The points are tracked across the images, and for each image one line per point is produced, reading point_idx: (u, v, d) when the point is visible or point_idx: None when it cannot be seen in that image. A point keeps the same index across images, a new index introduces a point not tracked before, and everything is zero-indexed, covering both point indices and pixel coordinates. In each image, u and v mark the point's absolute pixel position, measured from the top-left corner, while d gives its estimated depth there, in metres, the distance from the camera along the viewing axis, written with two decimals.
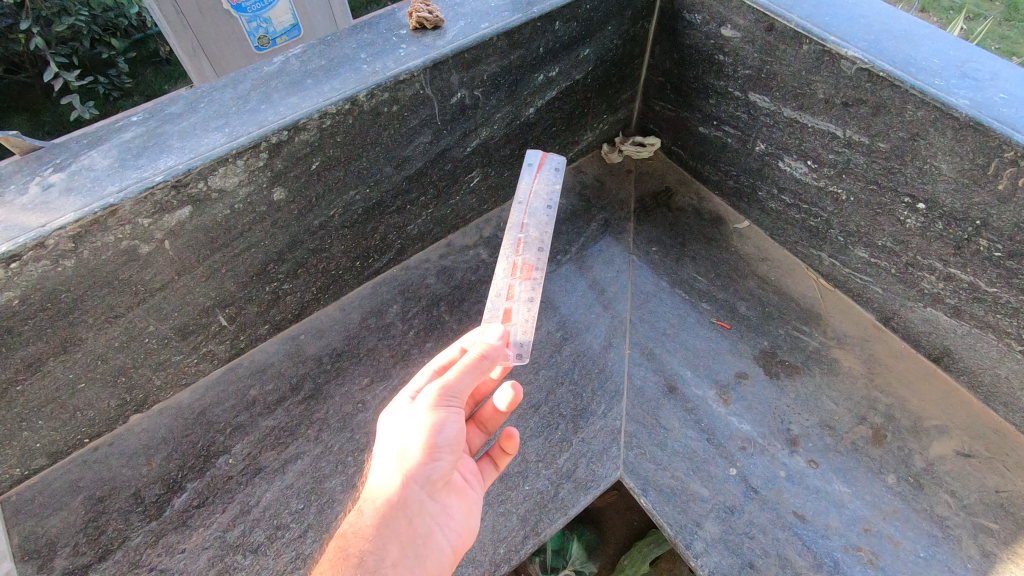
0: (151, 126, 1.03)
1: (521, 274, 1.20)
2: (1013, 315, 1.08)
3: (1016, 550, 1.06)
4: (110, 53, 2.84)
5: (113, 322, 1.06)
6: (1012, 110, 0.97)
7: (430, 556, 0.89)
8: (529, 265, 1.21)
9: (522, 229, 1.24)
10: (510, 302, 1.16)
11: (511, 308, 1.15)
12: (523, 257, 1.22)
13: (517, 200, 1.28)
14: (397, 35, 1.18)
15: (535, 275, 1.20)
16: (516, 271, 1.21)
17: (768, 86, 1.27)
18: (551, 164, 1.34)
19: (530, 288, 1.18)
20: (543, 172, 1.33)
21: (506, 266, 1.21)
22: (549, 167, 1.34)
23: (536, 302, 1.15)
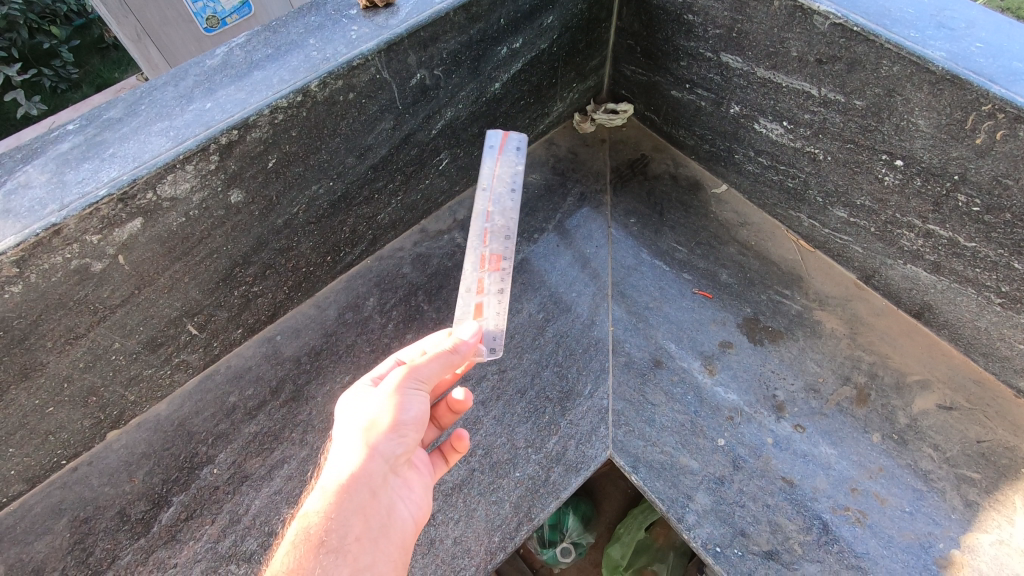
0: (89, 134, 0.96)
1: (490, 266, 1.14)
2: (993, 269, 1.08)
3: (998, 498, 1.09)
4: (51, 44, 2.67)
5: (75, 344, 1.01)
6: (989, 61, 0.94)
7: (393, 527, 0.83)
8: (497, 256, 1.15)
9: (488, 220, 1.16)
10: (481, 296, 1.11)
11: (483, 302, 1.10)
12: (490, 248, 1.15)
13: (478, 187, 1.19)
14: (347, 15, 1.10)
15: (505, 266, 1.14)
16: (484, 263, 1.14)
17: (740, 45, 1.22)
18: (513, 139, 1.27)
19: (501, 279, 1.13)
20: (505, 152, 1.24)
21: (474, 259, 1.14)
22: (511, 145, 1.26)
23: (507, 293, 1.11)
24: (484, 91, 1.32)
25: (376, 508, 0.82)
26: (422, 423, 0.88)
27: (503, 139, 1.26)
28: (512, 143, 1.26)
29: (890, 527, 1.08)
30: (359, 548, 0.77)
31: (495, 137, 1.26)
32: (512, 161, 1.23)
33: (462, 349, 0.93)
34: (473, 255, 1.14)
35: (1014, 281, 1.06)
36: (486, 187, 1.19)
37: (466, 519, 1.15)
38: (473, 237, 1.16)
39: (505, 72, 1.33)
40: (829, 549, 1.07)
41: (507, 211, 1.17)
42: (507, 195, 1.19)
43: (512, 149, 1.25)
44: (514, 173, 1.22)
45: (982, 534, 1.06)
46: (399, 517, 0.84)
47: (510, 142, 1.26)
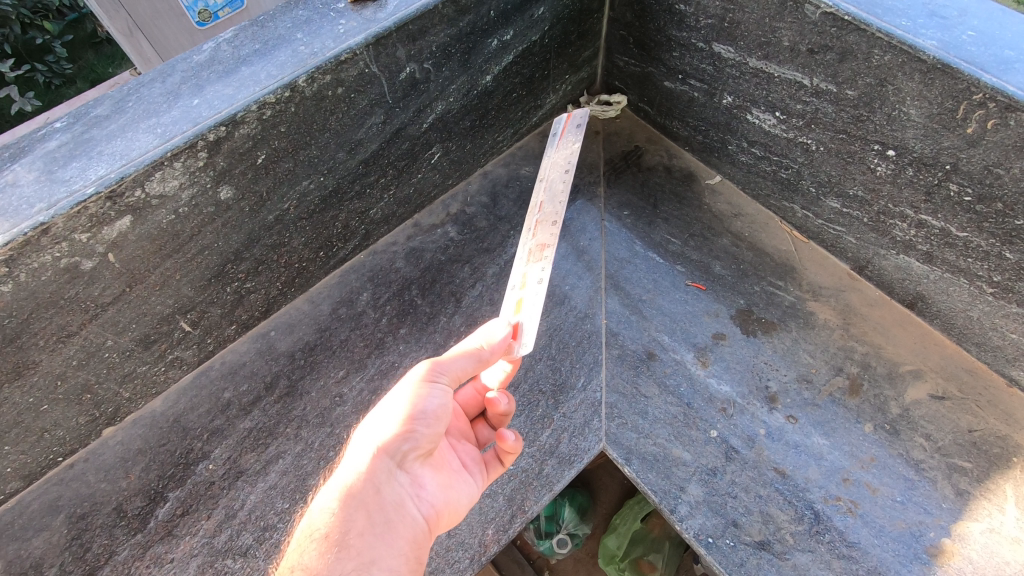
0: (77, 132, 0.96)
1: (535, 255, 1.18)
2: (985, 259, 1.07)
3: (988, 487, 1.09)
4: (44, 39, 2.64)
5: (67, 342, 1.02)
6: (981, 49, 0.94)
7: (401, 522, 0.85)
8: (541, 245, 1.20)
9: (540, 210, 1.27)
10: (522, 291, 1.12)
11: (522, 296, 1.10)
12: (538, 238, 1.21)
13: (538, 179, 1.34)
14: (335, 9, 1.09)
15: (547, 254, 1.18)
16: (531, 253, 1.19)
17: (732, 35, 1.21)
18: (577, 117, 1.41)
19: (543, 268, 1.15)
20: (567, 134, 1.40)
21: (524, 251, 1.20)
22: (571, 126, 1.40)
23: (545, 281, 1.11)
24: (475, 84, 1.32)
25: (382, 504, 0.85)
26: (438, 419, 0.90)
27: (566, 123, 1.42)
28: (572, 125, 1.40)
29: (881, 517, 1.09)
30: (359, 539, 0.81)
31: (559, 124, 1.44)
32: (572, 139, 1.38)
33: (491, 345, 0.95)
34: (524, 248, 1.21)
35: (1006, 271, 1.05)
36: (544, 178, 1.34)
37: None
38: (527, 229, 1.25)
39: (496, 65, 1.32)
40: (821, 539, 1.07)
41: (556, 196, 1.29)
42: (558, 181, 1.33)
43: (571, 132, 1.39)
44: (568, 158, 1.35)
45: (973, 522, 1.07)
46: (409, 513, 0.87)
47: (572, 124, 1.41)
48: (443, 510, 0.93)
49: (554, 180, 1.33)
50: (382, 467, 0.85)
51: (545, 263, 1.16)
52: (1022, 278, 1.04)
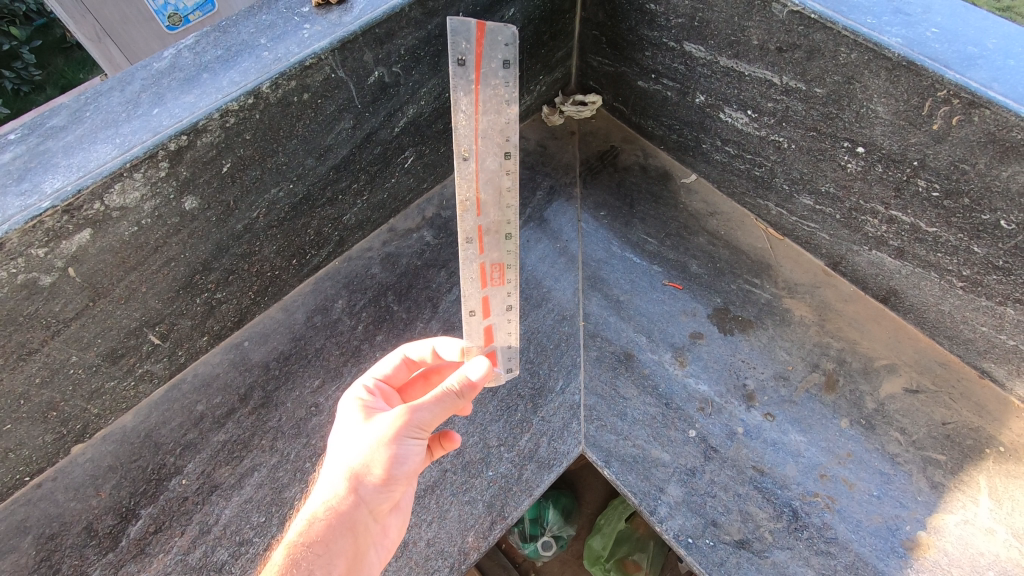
0: (32, 144, 0.93)
1: (493, 279, 1.07)
2: (954, 253, 1.08)
3: (962, 479, 1.11)
4: (11, 45, 2.58)
5: (29, 359, 0.99)
6: (944, 46, 0.94)
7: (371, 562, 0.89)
8: (500, 266, 1.06)
9: (480, 212, 1.01)
10: (488, 319, 1.09)
11: (491, 325, 1.09)
12: (491, 259, 1.05)
13: (460, 153, 0.96)
14: (299, 13, 1.07)
15: (509, 276, 1.07)
16: (487, 278, 1.06)
17: (702, 35, 1.21)
18: (492, 43, 0.95)
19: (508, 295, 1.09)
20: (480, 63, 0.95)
21: (473, 275, 1.05)
22: (493, 61, 0.95)
23: (515, 311, 1.10)
24: (447, 87, 1.30)
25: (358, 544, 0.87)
26: (413, 473, 0.89)
27: (481, 47, 0.95)
28: (492, 60, 0.95)
29: (858, 512, 1.09)
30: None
31: (466, 49, 0.94)
32: (491, 87, 0.95)
33: (463, 391, 0.88)
34: (472, 266, 1.05)
35: (975, 265, 1.06)
36: (472, 154, 0.97)
37: (439, 520, 1.14)
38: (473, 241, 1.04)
39: None
40: (799, 536, 1.08)
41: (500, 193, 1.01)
42: (500, 171, 1.00)
43: (495, 75, 0.95)
44: (506, 128, 0.98)
45: (948, 514, 1.08)
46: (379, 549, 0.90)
47: (489, 55, 0.95)
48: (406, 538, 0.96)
49: (489, 169, 0.99)
50: (358, 517, 0.86)
51: (508, 287, 1.09)
52: (990, 272, 1.05)
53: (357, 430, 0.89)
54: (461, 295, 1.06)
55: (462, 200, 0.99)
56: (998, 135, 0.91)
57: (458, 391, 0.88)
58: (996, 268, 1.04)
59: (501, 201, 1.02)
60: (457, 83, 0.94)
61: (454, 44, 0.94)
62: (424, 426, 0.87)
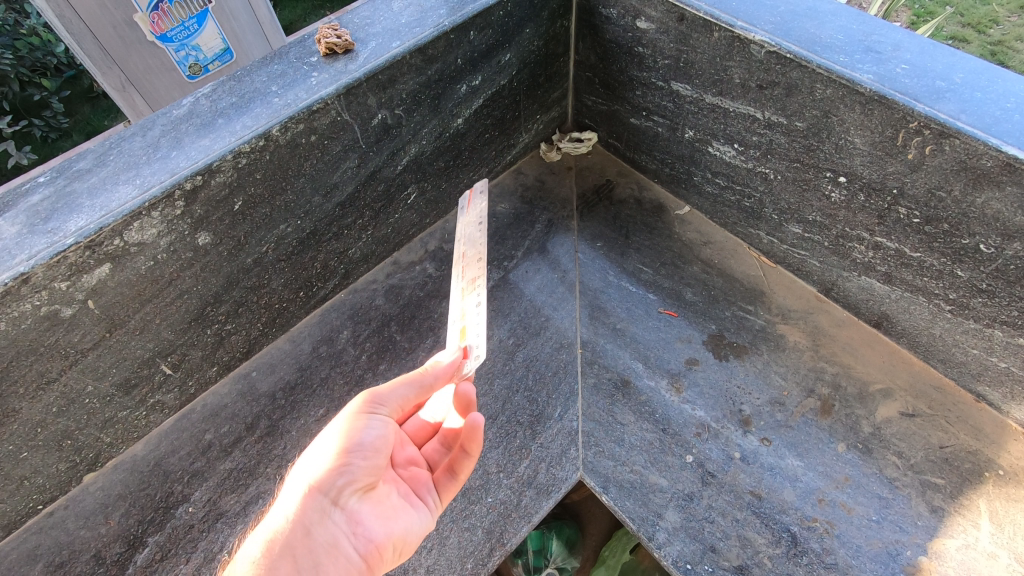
0: (59, 186, 1.00)
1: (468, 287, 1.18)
2: (939, 277, 1.11)
3: (962, 503, 1.11)
4: (42, 95, 2.74)
5: (47, 389, 1.04)
6: (914, 81, 0.99)
7: (332, 566, 0.79)
8: (473, 279, 1.20)
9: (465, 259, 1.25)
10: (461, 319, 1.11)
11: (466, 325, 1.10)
12: (469, 275, 1.21)
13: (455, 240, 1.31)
14: (308, 62, 1.16)
15: (479, 285, 1.18)
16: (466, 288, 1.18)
17: (688, 74, 1.28)
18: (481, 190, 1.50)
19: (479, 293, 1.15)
20: (472, 205, 1.44)
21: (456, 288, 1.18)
22: (476, 196, 1.46)
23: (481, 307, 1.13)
24: (447, 127, 1.37)
25: (310, 546, 0.79)
26: (376, 452, 0.89)
27: (470, 198, 1.47)
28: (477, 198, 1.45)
29: (858, 537, 1.09)
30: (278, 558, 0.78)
31: (462, 203, 1.46)
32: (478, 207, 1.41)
33: (430, 373, 0.97)
34: (456, 286, 1.19)
35: (960, 288, 1.09)
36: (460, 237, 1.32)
37: (439, 547, 1.15)
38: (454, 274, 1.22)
39: (466, 108, 1.38)
40: (799, 561, 1.08)
41: (478, 240, 1.29)
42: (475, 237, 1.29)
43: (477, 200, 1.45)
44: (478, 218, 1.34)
45: (949, 539, 1.07)
46: (343, 555, 0.81)
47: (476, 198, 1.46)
48: (387, 544, 0.87)
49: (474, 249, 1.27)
50: (314, 505, 0.82)
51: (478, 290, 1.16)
52: (975, 295, 1.07)
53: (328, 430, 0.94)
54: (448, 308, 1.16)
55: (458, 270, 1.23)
56: (969, 163, 0.95)
57: (419, 373, 0.96)
58: (981, 291, 1.06)
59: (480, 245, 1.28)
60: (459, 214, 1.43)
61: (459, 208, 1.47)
62: (388, 403, 0.92)
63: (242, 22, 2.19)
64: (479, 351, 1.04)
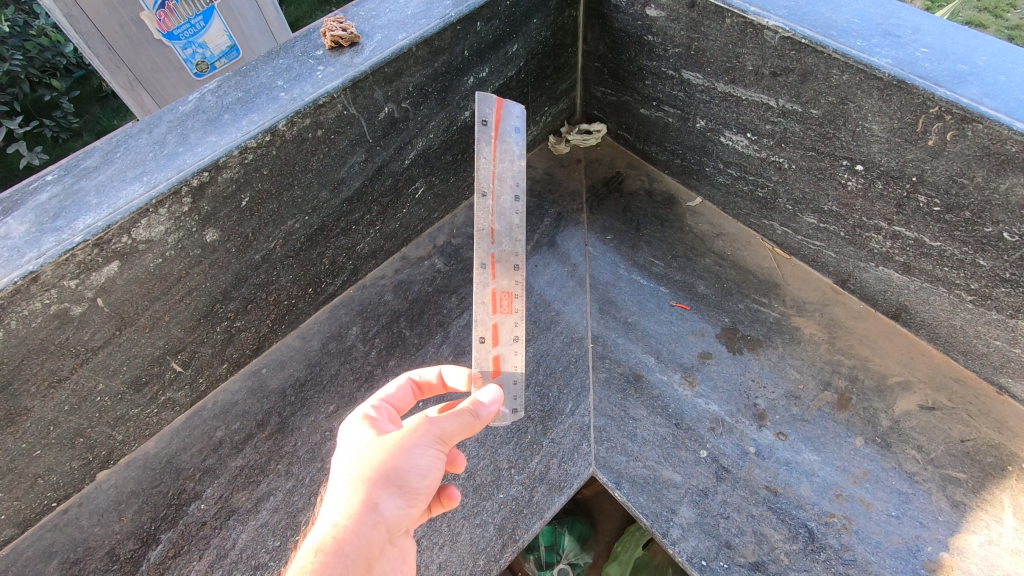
0: (67, 184, 1.00)
1: (503, 307, 1.14)
2: (960, 267, 1.08)
3: (985, 498, 1.08)
4: (52, 95, 2.75)
5: (59, 387, 1.04)
6: (935, 64, 0.96)
7: None
8: (509, 296, 1.15)
9: (494, 241, 1.14)
10: (496, 347, 1.13)
11: (500, 355, 1.13)
12: (501, 286, 1.14)
13: (480, 190, 1.13)
14: (314, 56, 1.14)
15: (517, 305, 1.15)
16: (497, 305, 1.14)
17: (699, 62, 1.25)
18: (510, 113, 1.21)
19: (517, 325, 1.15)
20: (504, 134, 1.19)
21: (485, 299, 1.13)
22: (508, 125, 1.20)
23: (521, 342, 1.15)
24: (454, 120, 1.36)
25: None
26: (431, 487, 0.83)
27: (500, 115, 1.20)
28: (507, 124, 1.20)
29: (877, 533, 1.07)
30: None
31: (489, 113, 1.19)
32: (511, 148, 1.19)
33: (484, 414, 0.87)
34: (484, 292, 1.13)
35: (982, 278, 1.06)
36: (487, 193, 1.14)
37: (451, 544, 1.15)
38: (481, 266, 1.12)
39: (473, 101, 1.36)
40: (816, 558, 1.06)
41: (514, 229, 1.15)
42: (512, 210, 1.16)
43: (510, 136, 1.19)
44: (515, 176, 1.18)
45: (971, 535, 1.05)
46: None
47: (504, 121, 1.21)
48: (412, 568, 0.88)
49: (504, 206, 1.15)
50: (372, 538, 0.77)
51: (515, 317, 1.15)
52: (998, 284, 1.04)
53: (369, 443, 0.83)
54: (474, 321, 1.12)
55: (479, 261, 1.12)
56: (992, 148, 0.92)
57: (473, 411, 0.86)
58: (1004, 281, 1.03)
59: (515, 234, 1.16)
60: (481, 137, 1.16)
61: (480, 109, 1.18)
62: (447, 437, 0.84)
63: (248, 20, 2.18)
64: (517, 406, 1.15)
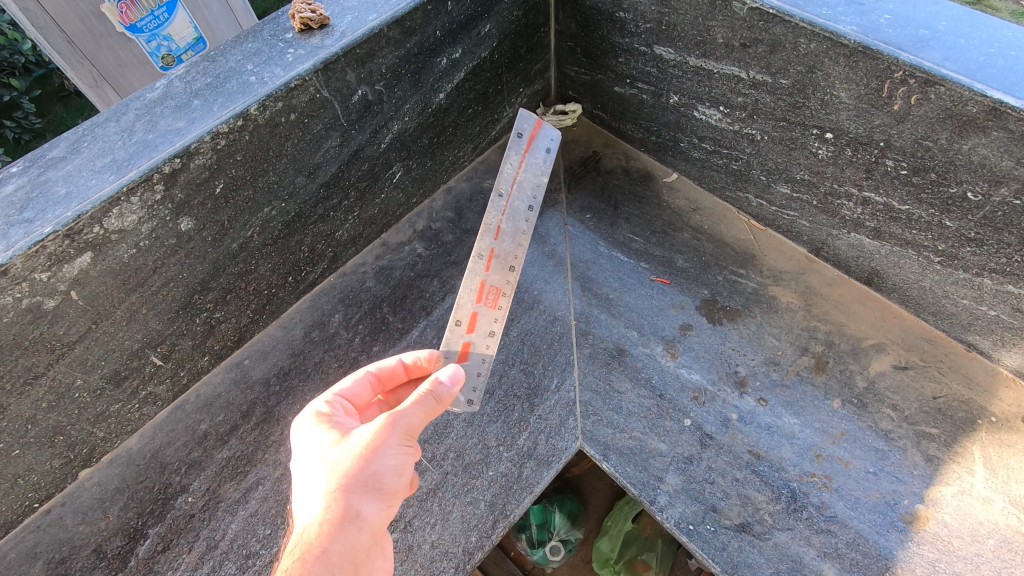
0: (33, 175, 0.98)
1: (487, 300, 1.21)
2: (928, 229, 1.11)
3: (956, 451, 1.12)
4: (10, 95, 2.66)
5: (35, 384, 1.02)
6: (898, 30, 0.98)
7: None
8: (496, 288, 1.21)
9: (497, 237, 1.23)
10: (470, 335, 1.19)
11: (471, 343, 1.19)
12: (491, 279, 1.21)
13: (498, 192, 1.24)
14: (283, 40, 1.13)
15: (500, 302, 1.21)
16: (482, 296, 1.21)
17: (670, 37, 1.26)
18: (545, 135, 1.29)
19: (494, 319, 1.21)
20: (535, 150, 1.28)
21: (473, 289, 1.20)
22: (541, 145, 1.29)
23: (496, 336, 1.21)
24: (429, 102, 1.35)
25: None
26: (399, 479, 0.89)
27: (534, 130, 1.28)
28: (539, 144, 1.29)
29: (856, 489, 1.11)
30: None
31: (525, 127, 1.27)
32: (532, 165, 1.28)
33: (440, 392, 0.92)
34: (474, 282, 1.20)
35: (948, 239, 1.09)
36: (506, 194, 1.24)
37: (442, 523, 1.16)
38: (478, 259, 1.21)
39: (448, 83, 1.36)
40: (799, 516, 1.09)
41: (519, 234, 1.25)
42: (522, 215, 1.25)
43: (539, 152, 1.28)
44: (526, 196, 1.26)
45: (945, 486, 1.09)
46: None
47: (538, 140, 1.29)
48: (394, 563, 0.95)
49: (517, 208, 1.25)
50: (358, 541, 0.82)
51: (496, 313, 1.21)
52: (963, 244, 1.08)
53: (325, 448, 0.86)
54: (457, 306, 1.19)
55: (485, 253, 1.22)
56: (955, 110, 0.94)
57: (433, 394, 0.91)
58: (969, 240, 1.06)
59: (517, 240, 1.24)
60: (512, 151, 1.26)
61: (521, 123, 1.26)
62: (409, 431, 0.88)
63: (213, 11, 2.13)
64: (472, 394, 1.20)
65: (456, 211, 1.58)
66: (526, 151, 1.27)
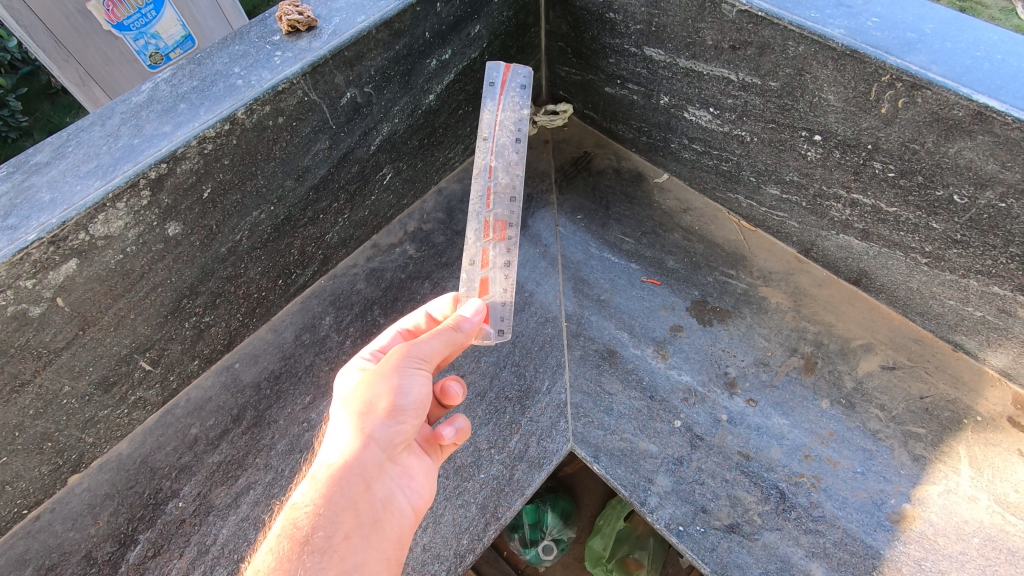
0: (17, 181, 0.97)
1: (494, 233, 1.24)
2: (915, 231, 1.12)
3: (943, 450, 1.13)
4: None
5: (22, 391, 1.01)
6: (885, 33, 0.98)
7: (392, 521, 0.82)
8: (502, 221, 1.24)
9: (491, 176, 1.26)
10: (485, 270, 1.20)
11: (488, 276, 1.19)
12: (495, 213, 1.24)
13: (483, 137, 1.28)
14: (270, 42, 1.12)
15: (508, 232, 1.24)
16: (489, 230, 1.23)
17: (660, 39, 1.26)
18: (517, 74, 1.35)
19: (506, 250, 1.22)
20: (508, 91, 1.33)
21: (479, 226, 1.24)
22: (513, 83, 1.33)
23: (512, 267, 1.20)
24: (419, 104, 1.34)
25: (370, 502, 0.80)
26: (422, 406, 0.86)
27: (504, 73, 1.34)
28: (514, 83, 1.34)
29: (844, 489, 1.12)
30: (346, 547, 0.75)
31: (496, 75, 1.34)
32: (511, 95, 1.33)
33: (463, 327, 0.94)
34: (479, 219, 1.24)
35: (935, 241, 1.10)
36: (489, 138, 1.28)
37: (434, 525, 1.16)
38: (479, 198, 1.25)
39: (438, 84, 1.35)
40: (788, 517, 1.10)
41: (511, 165, 1.26)
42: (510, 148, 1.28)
43: (514, 87, 1.33)
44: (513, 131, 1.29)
45: (931, 486, 1.10)
46: (397, 510, 0.83)
47: (512, 82, 1.34)
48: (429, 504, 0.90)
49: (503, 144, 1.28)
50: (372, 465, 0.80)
51: (507, 243, 1.23)
52: (950, 246, 1.09)
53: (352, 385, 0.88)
54: (467, 247, 1.23)
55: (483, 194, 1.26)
56: (941, 114, 0.95)
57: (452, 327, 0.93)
58: (956, 242, 1.07)
59: (512, 171, 1.26)
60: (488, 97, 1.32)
61: (489, 73, 1.34)
62: (426, 357, 0.88)
63: (202, 8, 2.10)
64: (503, 326, 1.16)
65: (447, 212, 1.58)
66: (505, 90, 1.33)
